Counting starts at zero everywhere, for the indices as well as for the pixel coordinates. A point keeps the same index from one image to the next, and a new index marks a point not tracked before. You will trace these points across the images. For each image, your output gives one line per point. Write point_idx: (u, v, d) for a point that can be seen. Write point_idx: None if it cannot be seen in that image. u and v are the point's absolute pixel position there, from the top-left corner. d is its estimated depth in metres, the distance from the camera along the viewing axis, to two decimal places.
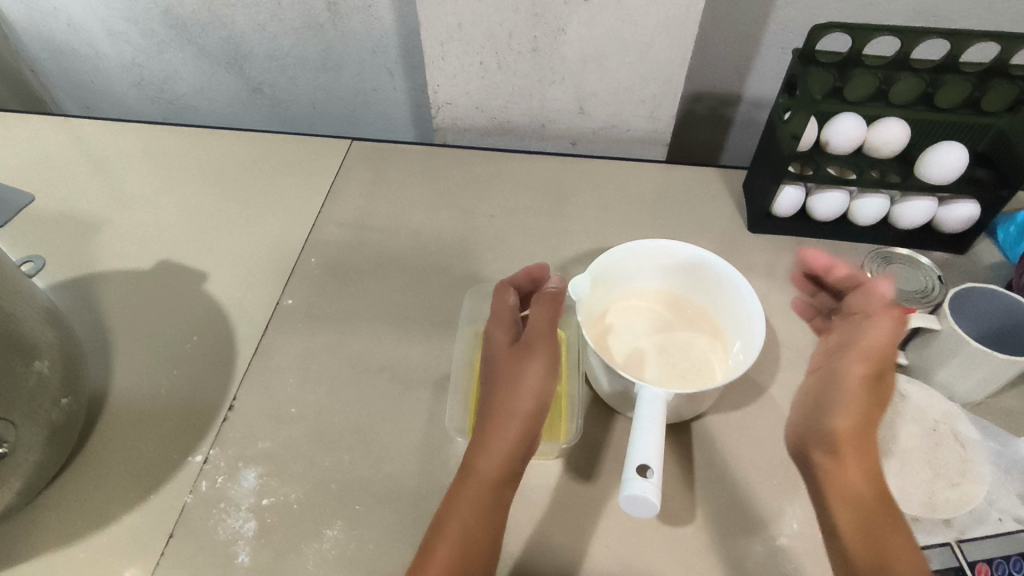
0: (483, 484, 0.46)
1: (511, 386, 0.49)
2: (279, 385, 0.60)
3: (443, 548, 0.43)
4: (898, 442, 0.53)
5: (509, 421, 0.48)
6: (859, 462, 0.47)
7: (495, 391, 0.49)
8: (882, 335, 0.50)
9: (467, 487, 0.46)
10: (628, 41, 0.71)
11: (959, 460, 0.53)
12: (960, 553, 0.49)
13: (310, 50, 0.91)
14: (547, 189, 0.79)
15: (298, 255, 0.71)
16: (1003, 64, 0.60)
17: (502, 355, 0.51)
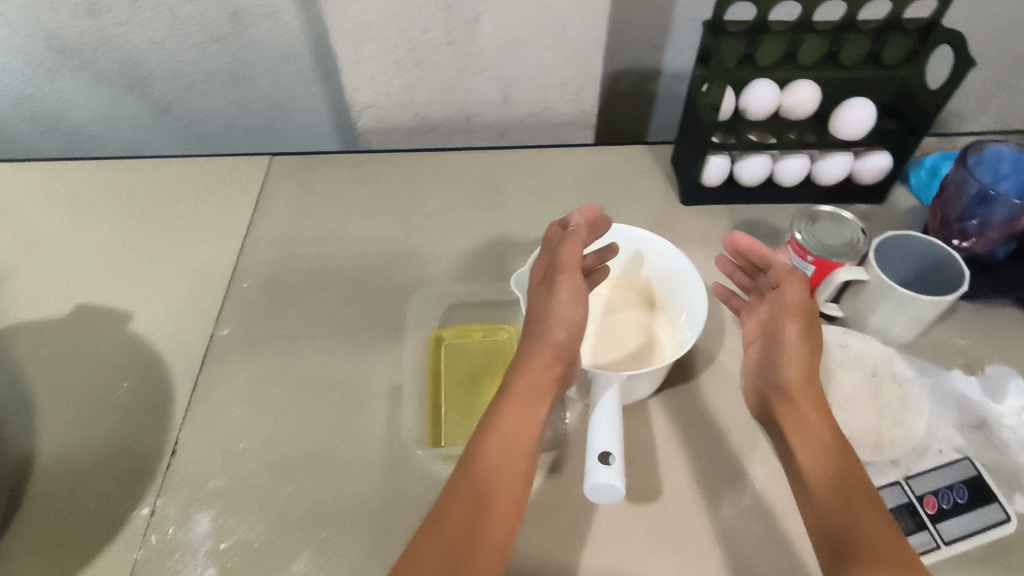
0: (504, 431, 0.46)
1: (557, 314, 0.50)
2: (225, 421, 0.57)
3: (442, 526, 0.41)
4: (839, 384, 0.57)
5: (546, 353, 0.50)
6: (815, 404, 0.49)
7: (534, 327, 0.51)
8: (799, 291, 0.52)
9: (467, 462, 0.45)
10: (542, 27, 0.70)
11: (896, 395, 0.56)
12: (909, 488, 0.51)
13: (216, 65, 0.86)
14: (482, 180, 0.77)
15: (229, 280, 0.67)
16: (898, 20, 0.63)
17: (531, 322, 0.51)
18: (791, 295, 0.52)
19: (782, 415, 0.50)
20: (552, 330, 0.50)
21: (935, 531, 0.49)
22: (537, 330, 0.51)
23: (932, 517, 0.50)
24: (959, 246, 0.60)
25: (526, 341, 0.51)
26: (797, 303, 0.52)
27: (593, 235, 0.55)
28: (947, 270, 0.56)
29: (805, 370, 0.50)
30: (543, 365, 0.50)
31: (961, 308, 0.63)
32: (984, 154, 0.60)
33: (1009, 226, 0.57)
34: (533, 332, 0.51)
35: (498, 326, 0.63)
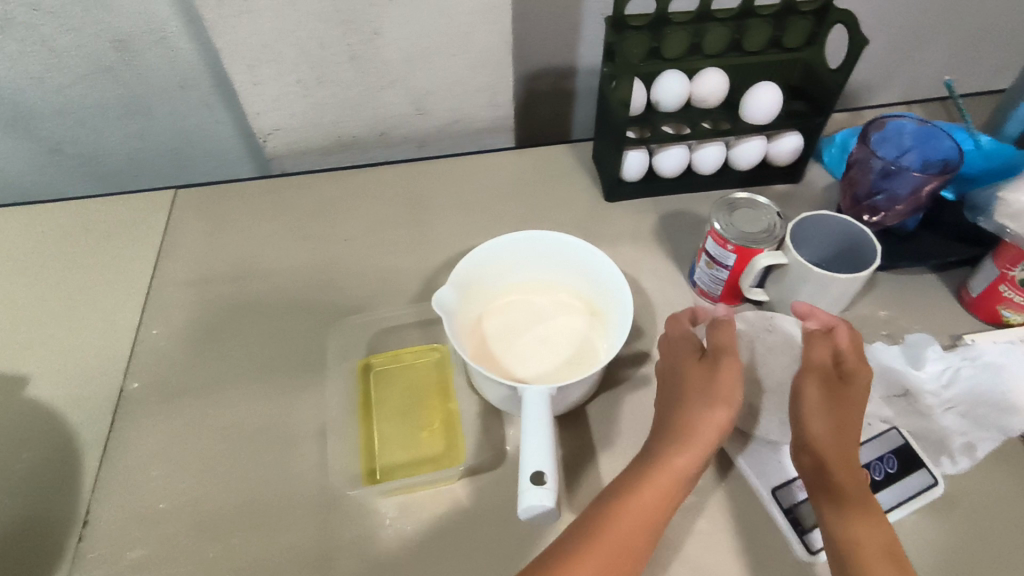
0: (642, 505, 0.44)
1: (722, 393, 0.48)
2: (141, 483, 0.53)
3: None
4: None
5: (707, 437, 0.47)
6: (847, 471, 0.46)
7: (695, 400, 0.49)
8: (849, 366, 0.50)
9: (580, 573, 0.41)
10: (446, 34, 0.68)
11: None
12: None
13: (107, 97, 0.81)
14: (402, 196, 0.75)
15: (137, 329, 0.63)
16: (795, 5, 0.64)
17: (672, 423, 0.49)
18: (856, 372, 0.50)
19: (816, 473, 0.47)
20: (720, 407, 0.48)
21: None
22: (699, 406, 0.48)
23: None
24: (870, 221, 0.62)
25: (679, 415, 0.49)
26: (856, 359, 0.50)
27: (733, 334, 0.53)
28: (862, 248, 0.57)
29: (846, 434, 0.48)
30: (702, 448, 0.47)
31: (878, 281, 0.65)
32: (886, 129, 0.62)
33: (915, 198, 0.59)
34: (683, 411, 0.49)
35: (429, 347, 0.60)
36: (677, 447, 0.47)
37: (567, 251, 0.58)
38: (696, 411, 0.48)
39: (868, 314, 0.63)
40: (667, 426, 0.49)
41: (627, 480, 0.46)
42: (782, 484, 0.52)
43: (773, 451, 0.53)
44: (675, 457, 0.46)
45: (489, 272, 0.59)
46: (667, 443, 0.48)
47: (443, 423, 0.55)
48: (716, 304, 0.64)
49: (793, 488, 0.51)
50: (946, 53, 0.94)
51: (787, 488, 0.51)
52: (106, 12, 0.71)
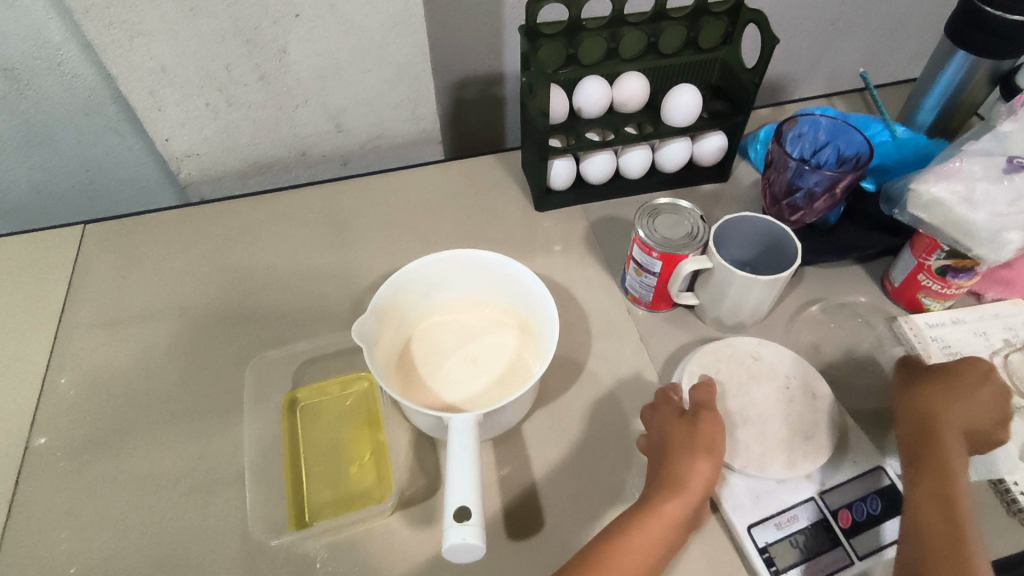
0: (641, 546, 0.43)
1: (703, 443, 0.47)
2: (49, 546, 0.50)
3: None
4: (751, 401, 0.55)
5: (696, 489, 0.45)
6: (935, 464, 0.47)
7: (677, 452, 0.47)
8: (967, 381, 0.51)
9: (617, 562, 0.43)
10: (359, 50, 0.66)
11: (810, 411, 0.54)
12: (823, 505, 0.50)
13: (4, 128, 0.76)
14: (326, 218, 0.73)
15: (44, 378, 0.59)
16: (706, 6, 0.64)
17: (656, 473, 0.47)
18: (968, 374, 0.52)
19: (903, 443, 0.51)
20: (696, 460, 0.46)
21: (850, 546, 0.48)
22: (683, 455, 0.47)
23: (845, 532, 0.49)
24: (792, 219, 0.62)
25: (665, 462, 0.47)
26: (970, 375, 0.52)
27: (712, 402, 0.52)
28: (785, 248, 0.57)
29: (952, 412, 0.50)
30: (689, 497, 0.45)
31: (804, 277, 0.66)
32: (799, 127, 0.63)
33: (831, 195, 0.59)
34: (671, 460, 0.47)
35: (356, 376, 0.58)
36: (668, 494, 0.45)
37: (495, 269, 0.57)
38: (679, 462, 0.46)
39: (796, 310, 0.64)
40: (658, 472, 0.47)
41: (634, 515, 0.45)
42: (759, 520, 0.49)
43: (751, 487, 0.51)
44: (661, 504, 0.45)
45: (418, 292, 0.57)
46: (659, 488, 0.46)
47: (372, 454, 0.54)
48: (649, 310, 0.64)
49: (769, 526, 0.49)
50: (864, 43, 0.97)
51: (762, 526, 0.49)
52: None
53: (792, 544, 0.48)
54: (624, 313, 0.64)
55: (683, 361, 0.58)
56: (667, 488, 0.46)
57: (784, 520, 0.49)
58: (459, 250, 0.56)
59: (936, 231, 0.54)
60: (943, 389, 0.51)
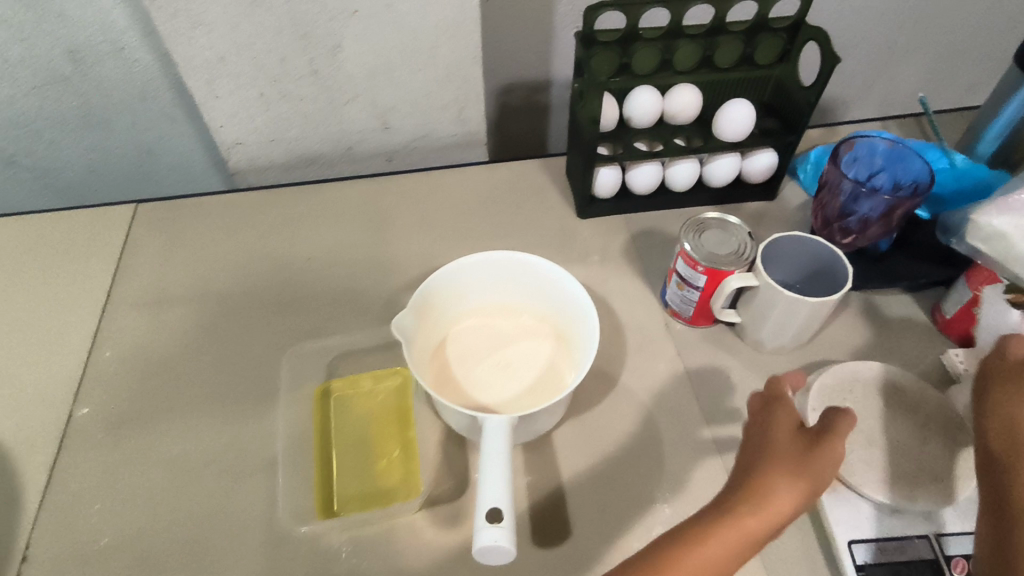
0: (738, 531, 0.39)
1: (797, 465, 0.41)
2: (82, 518, 0.50)
3: None
4: (881, 426, 0.53)
5: (780, 510, 0.40)
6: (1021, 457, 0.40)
7: (772, 465, 0.41)
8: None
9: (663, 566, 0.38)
10: (411, 49, 0.66)
11: (944, 454, 0.51)
12: (938, 546, 0.48)
13: (64, 108, 0.79)
14: (367, 213, 0.73)
15: (87, 352, 0.60)
16: (765, 21, 0.63)
17: (742, 477, 0.42)
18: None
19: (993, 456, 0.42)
20: (812, 471, 0.41)
21: None
22: (777, 469, 0.41)
23: None
24: (843, 243, 0.61)
25: (786, 459, 0.42)
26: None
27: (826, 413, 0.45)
28: (835, 271, 0.56)
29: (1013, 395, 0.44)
30: (772, 515, 0.40)
31: (851, 302, 0.64)
32: (856, 149, 0.62)
33: (885, 221, 0.58)
34: (758, 473, 0.41)
35: (390, 371, 0.58)
36: (780, 489, 0.40)
37: (536, 274, 0.57)
38: (768, 477, 0.41)
39: (840, 335, 0.62)
40: (773, 463, 0.42)
41: (740, 503, 0.40)
42: (862, 539, 0.48)
43: (860, 507, 0.49)
44: (771, 496, 0.40)
45: (467, 288, 0.58)
46: (771, 479, 0.41)
47: (401, 451, 0.54)
48: (688, 325, 0.63)
49: (871, 548, 0.48)
50: (920, 69, 0.94)
51: (865, 546, 0.48)
52: (59, 22, 0.69)
53: (891, 573, 0.47)
54: (661, 327, 0.63)
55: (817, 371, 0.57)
56: (782, 482, 0.41)
57: (889, 547, 0.48)
58: (512, 252, 0.56)
59: (996, 264, 0.53)
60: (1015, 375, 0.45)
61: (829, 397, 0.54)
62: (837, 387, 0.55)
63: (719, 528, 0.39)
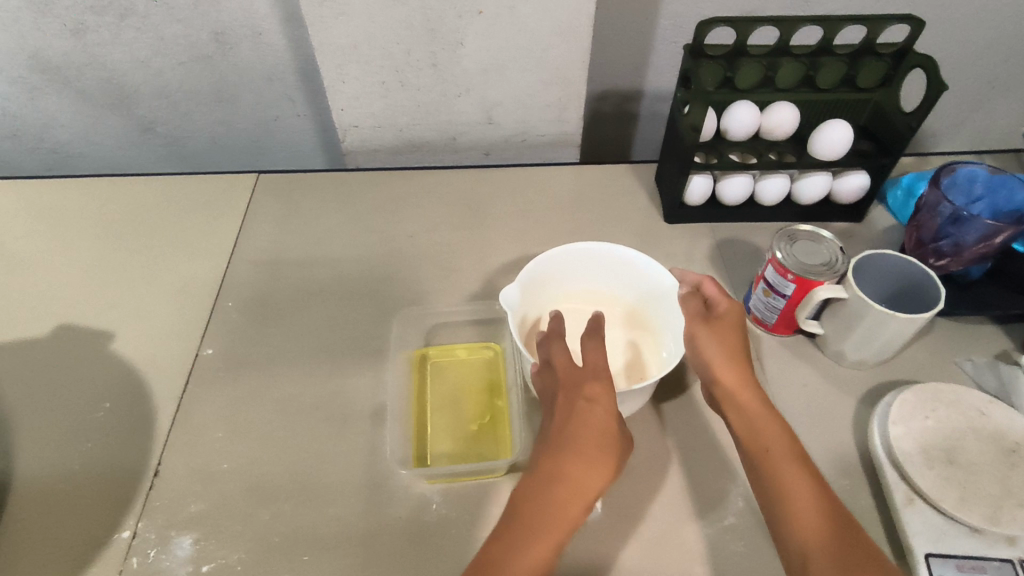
0: (577, 499, 0.43)
1: (599, 428, 0.46)
2: (206, 443, 0.56)
3: None
4: (963, 447, 0.53)
5: (586, 478, 0.43)
6: (760, 409, 0.49)
7: (569, 433, 0.46)
8: (710, 344, 0.53)
9: (515, 535, 0.41)
10: (525, 50, 0.71)
11: None
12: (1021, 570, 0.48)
13: (201, 84, 0.87)
14: (465, 200, 0.78)
15: (213, 300, 0.67)
16: (872, 46, 0.65)
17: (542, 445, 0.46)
18: (732, 314, 0.55)
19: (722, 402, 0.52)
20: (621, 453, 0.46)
21: None
22: (573, 439, 0.45)
23: None
24: (935, 265, 0.62)
25: (612, 439, 0.46)
26: (723, 303, 0.55)
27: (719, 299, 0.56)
28: (925, 288, 0.57)
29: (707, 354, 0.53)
30: (589, 477, 0.43)
31: (935, 325, 0.65)
32: (956, 175, 0.63)
33: (982, 246, 0.59)
34: (568, 433, 0.46)
35: (484, 345, 0.63)
36: (602, 467, 0.44)
37: (630, 267, 0.60)
38: (579, 447, 0.45)
39: (924, 356, 0.63)
40: (593, 441, 0.45)
41: (575, 469, 0.44)
42: (940, 552, 0.49)
43: (937, 522, 0.50)
44: (592, 474, 0.43)
45: (609, 271, 0.62)
46: (593, 458, 0.44)
47: (491, 417, 0.58)
48: (769, 332, 0.65)
49: (951, 563, 0.48)
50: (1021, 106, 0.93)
51: (943, 560, 0.49)
52: (212, 6, 0.77)
53: None
54: None
55: (897, 390, 0.58)
56: (608, 462, 0.44)
57: (967, 565, 0.48)
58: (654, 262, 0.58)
59: None
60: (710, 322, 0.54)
61: (908, 415, 0.55)
62: (916, 407, 0.56)
63: (558, 494, 0.43)
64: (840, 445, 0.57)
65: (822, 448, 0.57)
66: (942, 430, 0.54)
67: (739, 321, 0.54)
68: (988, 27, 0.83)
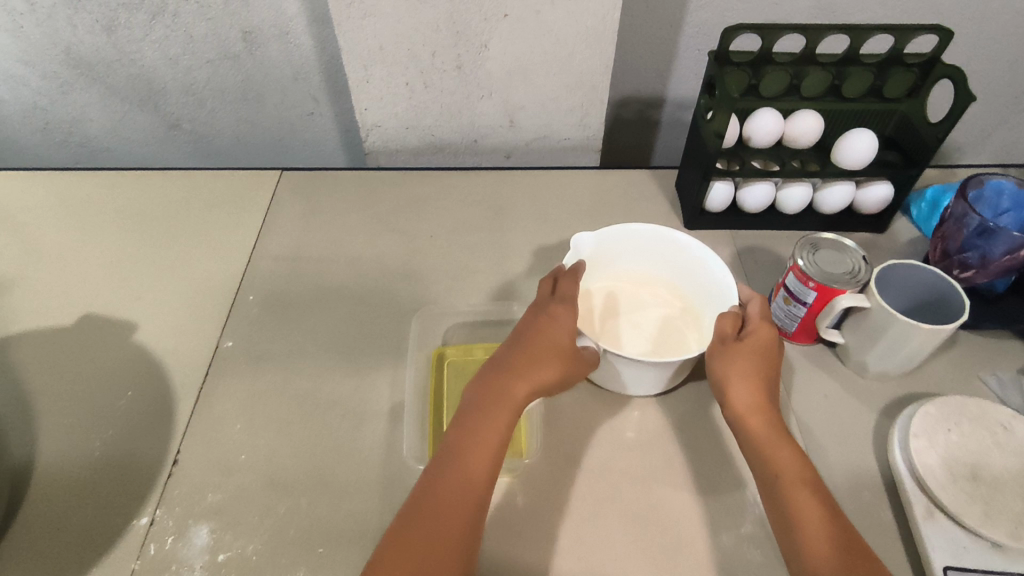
0: (525, 392, 0.49)
1: (557, 338, 0.52)
2: (225, 434, 0.57)
3: (444, 480, 0.44)
4: (986, 462, 0.52)
5: (537, 375, 0.50)
6: (781, 439, 0.48)
7: (530, 341, 0.51)
8: (734, 366, 0.52)
9: (474, 423, 0.47)
10: (549, 55, 0.71)
11: None
12: None
13: (228, 82, 0.88)
14: (486, 202, 0.79)
15: (234, 295, 0.68)
16: (900, 56, 0.64)
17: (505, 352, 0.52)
18: (760, 336, 0.53)
19: (739, 424, 0.50)
20: (575, 361, 0.52)
21: None
22: (532, 347, 0.51)
23: None
24: (960, 277, 0.62)
25: (570, 347, 0.52)
26: (757, 326, 0.54)
27: (757, 324, 0.54)
28: (949, 301, 0.57)
29: (726, 374, 0.52)
30: (541, 377, 0.50)
31: (959, 338, 0.64)
32: (984, 188, 0.62)
33: (1009, 260, 0.58)
34: (532, 341, 0.51)
35: (501, 345, 0.63)
36: (552, 365, 0.50)
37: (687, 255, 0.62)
38: (537, 352, 0.51)
39: (947, 369, 0.62)
40: (549, 349, 0.51)
41: (528, 368, 0.50)
42: (961, 568, 0.48)
43: (958, 537, 0.49)
44: (542, 371, 0.50)
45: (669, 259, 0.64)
46: (545, 357, 0.50)
47: None
48: (789, 340, 0.64)
49: None
50: None
51: None
52: (242, 5, 0.78)
53: None
54: None
55: (920, 403, 0.57)
56: (559, 363, 0.51)
57: None
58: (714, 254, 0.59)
59: None
60: (737, 344, 0.53)
61: (930, 428, 0.54)
62: (938, 421, 0.55)
63: (512, 389, 0.49)
64: (861, 457, 0.56)
65: (842, 459, 0.56)
66: (964, 444, 0.54)
67: (767, 343, 0.53)
68: (1017, 40, 0.82)
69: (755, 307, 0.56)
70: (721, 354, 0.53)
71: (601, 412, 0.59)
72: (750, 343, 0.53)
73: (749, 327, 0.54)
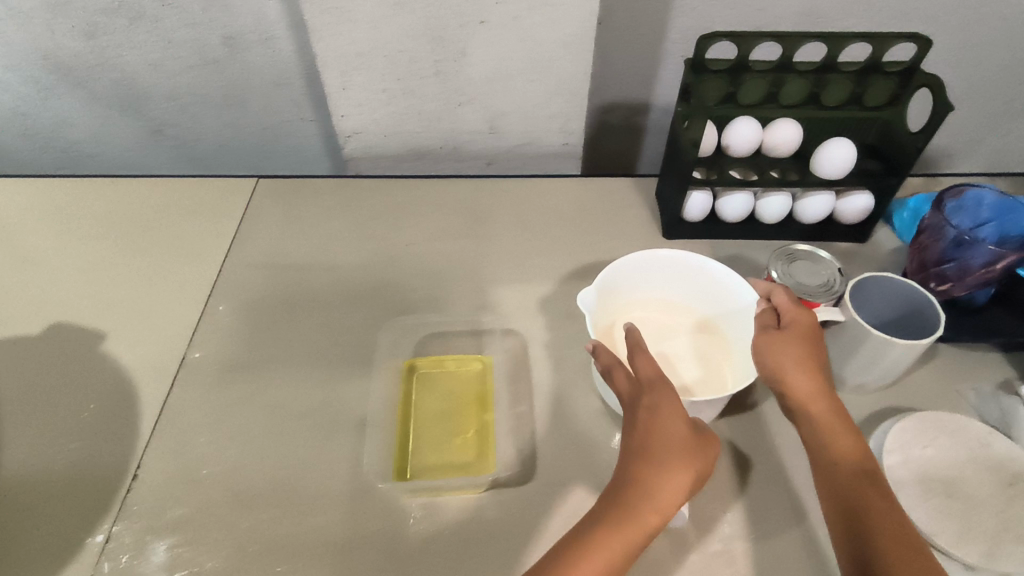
0: (654, 511, 0.42)
1: (673, 440, 0.44)
2: (190, 447, 0.56)
3: None
4: (962, 479, 0.51)
5: (665, 493, 0.42)
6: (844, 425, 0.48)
7: (641, 448, 0.44)
8: (784, 352, 0.50)
9: (595, 552, 0.41)
10: (529, 62, 0.70)
11: None
12: None
13: (210, 88, 0.88)
14: (465, 210, 0.78)
15: (205, 303, 0.67)
16: (879, 64, 0.63)
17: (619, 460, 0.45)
18: (803, 320, 0.52)
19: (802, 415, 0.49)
20: (701, 458, 0.44)
21: None
22: (647, 454, 0.44)
23: None
24: (937, 289, 0.61)
25: (692, 444, 0.44)
26: (795, 311, 0.52)
27: (791, 309, 0.53)
28: (924, 312, 0.56)
29: (781, 362, 0.50)
30: (672, 493, 0.42)
31: (939, 350, 0.62)
32: (964, 197, 0.61)
33: (986, 272, 0.58)
34: (643, 443, 0.44)
35: (473, 356, 0.62)
36: (681, 473, 0.43)
37: (714, 282, 0.59)
38: (658, 462, 0.43)
39: (927, 382, 0.61)
40: (668, 455, 0.43)
41: (655, 479, 0.43)
42: None
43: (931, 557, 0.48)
44: (673, 483, 0.42)
45: (694, 284, 0.61)
46: (671, 465, 0.43)
47: (476, 432, 0.57)
48: None
49: None
50: None
51: None
52: (222, 11, 0.78)
53: None
54: None
55: (896, 418, 0.56)
56: (690, 468, 0.43)
57: None
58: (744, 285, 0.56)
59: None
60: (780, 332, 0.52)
61: (904, 443, 0.53)
62: (914, 436, 0.54)
63: (637, 509, 0.42)
64: None
65: None
66: (938, 460, 0.52)
67: (811, 327, 0.51)
68: (1006, 46, 0.81)
69: (775, 291, 0.55)
70: (772, 341, 0.51)
71: (573, 425, 0.58)
72: (792, 332, 0.51)
73: (787, 315, 0.52)
